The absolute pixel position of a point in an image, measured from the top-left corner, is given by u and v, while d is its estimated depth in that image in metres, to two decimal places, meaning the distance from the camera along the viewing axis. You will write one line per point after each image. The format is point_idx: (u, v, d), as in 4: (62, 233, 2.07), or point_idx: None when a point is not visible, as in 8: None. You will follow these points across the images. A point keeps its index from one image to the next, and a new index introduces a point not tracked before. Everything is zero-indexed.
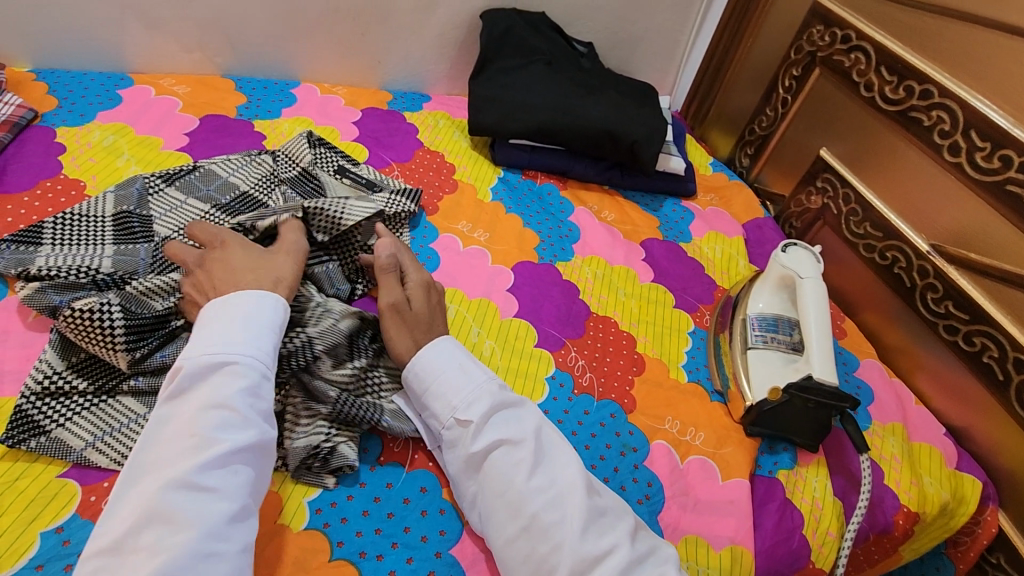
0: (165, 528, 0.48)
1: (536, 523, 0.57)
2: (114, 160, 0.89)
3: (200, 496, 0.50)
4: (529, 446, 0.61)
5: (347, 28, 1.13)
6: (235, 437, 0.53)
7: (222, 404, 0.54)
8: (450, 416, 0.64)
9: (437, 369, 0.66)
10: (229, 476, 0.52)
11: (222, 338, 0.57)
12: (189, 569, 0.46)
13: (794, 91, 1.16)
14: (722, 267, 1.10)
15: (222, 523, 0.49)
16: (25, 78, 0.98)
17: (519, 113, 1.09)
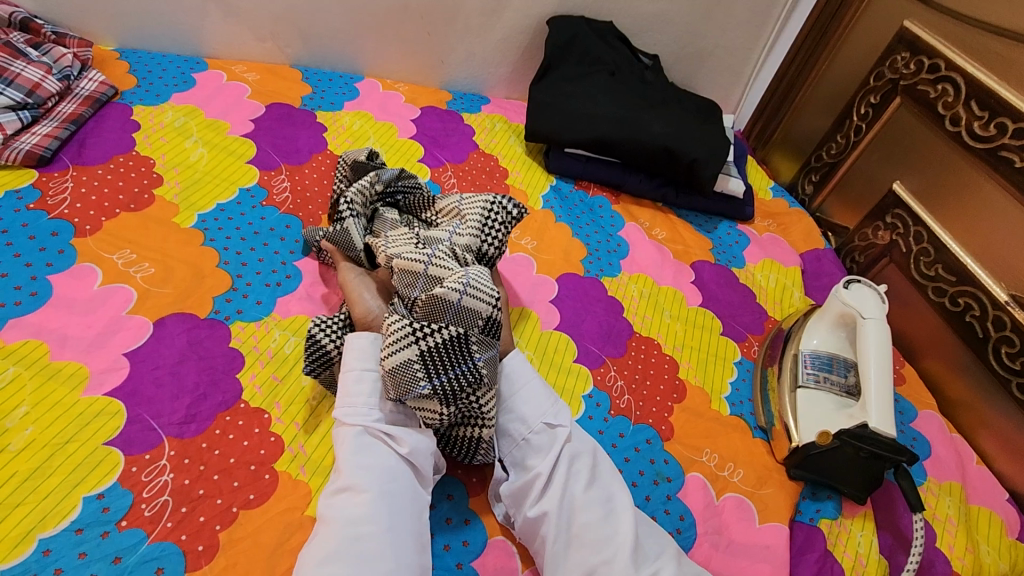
0: (326, 527, 0.54)
1: (596, 532, 0.59)
2: (183, 141, 0.92)
3: (343, 496, 0.56)
4: (594, 460, 0.64)
5: (414, 27, 1.15)
6: (352, 443, 0.59)
7: (342, 427, 0.61)
8: (536, 420, 0.66)
9: (525, 375, 0.69)
10: (364, 472, 0.57)
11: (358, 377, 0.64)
12: (342, 552, 0.52)
13: (870, 120, 1.11)
14: (775, 296, 1.05)
15: (359, 509, 0.55)
16: (109, 56, 1.03)
17: (578, 123, 1.08)
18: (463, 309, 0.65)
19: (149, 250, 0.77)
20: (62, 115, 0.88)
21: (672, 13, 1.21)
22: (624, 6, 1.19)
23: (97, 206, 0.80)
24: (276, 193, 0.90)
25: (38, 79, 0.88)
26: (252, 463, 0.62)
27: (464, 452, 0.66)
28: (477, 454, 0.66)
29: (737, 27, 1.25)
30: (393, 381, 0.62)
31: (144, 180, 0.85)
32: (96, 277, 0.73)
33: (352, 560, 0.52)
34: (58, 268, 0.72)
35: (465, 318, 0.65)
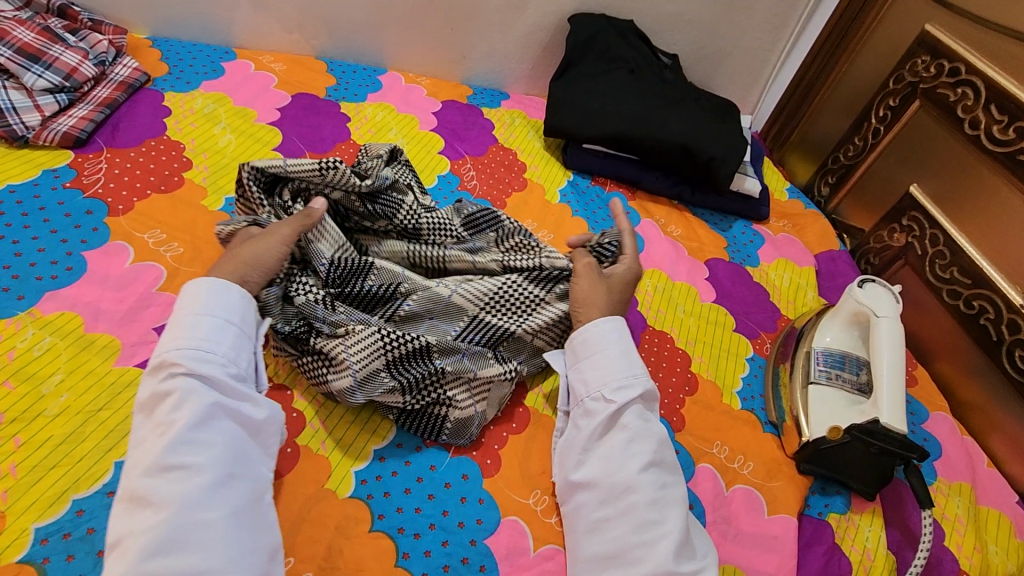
0: (149, 509, 0.50)
1: (636, 514, 0.60)
2: (212, 127, 0.95)
3: (175, 476, 0.52)
4: (654, 446, 0.64)
5: (438, 21, 1.17)
6: (195, 414, 0.54)
7: (176, 394, 0.56)
8: (599, 390, 0.67)
9: (603, 345, 0.69)
10: (192, 448, 0.53)
11: (198, 336, 0.59)
12: (178, 541, 0.49)
13: (888, 122, 1.11)
14: (788, 295, 1.06)
15: (202, 493, 0.51)
16: (142, 43, 1.06)
17: (596, 119, 1.09)
18: (437, 324, 0.73)
19: (179, 231, 0.80)
20: (97, 98, 0.91)
21: (692, 13, 1.22)
22: (645, 5, 1.20)
23: (129, 186, 0.82)
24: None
25: (75, 63, 0.91)
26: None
27: (426, 433, 0.68)
28: (440, 435, 0.68)
29: (757, 28, 1.26)
30: (364, 381, 0.66)
31: (174, 163, 0.88)
32: (128, 255, 0.75)
33: (189, 547, 0.49)
34: (92, 245, 0.75)
35: (444, 320, 0.73)
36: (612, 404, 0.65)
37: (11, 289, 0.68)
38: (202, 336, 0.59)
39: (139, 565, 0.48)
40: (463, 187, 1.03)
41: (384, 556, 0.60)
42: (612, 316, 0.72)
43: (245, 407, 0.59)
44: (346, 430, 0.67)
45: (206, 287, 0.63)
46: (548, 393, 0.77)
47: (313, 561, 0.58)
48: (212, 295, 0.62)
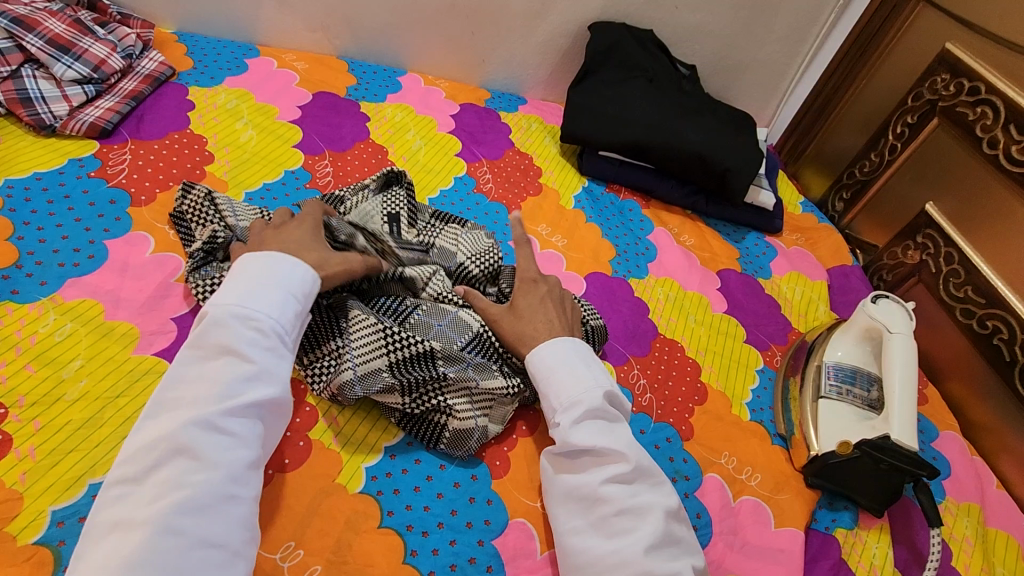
0: (188, 465, 0.50)
1: (606, 525, 0.59)
2: (234, 122, 0.96)
3: (222, 440, 0.52)
4: (616, 457, 0.61)
5: (459, 25, 1.18)
6: (256, 390, 0.55)
7: (246, 359, 0.55)
8: (552, 416, 0.66)
9: (550, 367, 0.68)
10: (243, 421, 0.54)
11: (252, 296, 0.59)
12: (210, 509, 0.50)
13: (905, 139, 1.10)
14: (800, 309, 1.06)
15: (240, 469, 0.52)
16: (168, 38, 1.07)
17: (614, 126, 1.09)
18: (446, 331, 0.72)
19: None
20: (123, 91, 0.92)
21: (712, 24, 1.23)
22: (666, 15, 1.21)
23: (153, 178, 0.84)
24: (319, 177, 0.94)
25: (104, 56, 0.92)
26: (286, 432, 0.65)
27: (426, 439, 0.68)
28: (439, 443, 0.68)
29: (776, 42, 1.27)
30: (363, 380, 0.66)
31: (196, 156, 0.89)
32: (149, 244, 0.76)
33: (216, 517, 0.50)
34: (115, 234, 0.76)
35: (443, 336, 0.72)
36: (562, 429, 0.64)
37: (35, 274, 0.69)
38: (268, 301, 0.59)
39: (168, 521, 0.47)
40: (479, 190, 1.04)
41: (392, 553, 0.60)
42: (558, 338, 0.70)
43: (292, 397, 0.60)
44: (356, 426, 0.68)
45: (285, 263, 0.62)
46: None
47: (322, 554, 0.59)
48: (294, 280, 0.62)
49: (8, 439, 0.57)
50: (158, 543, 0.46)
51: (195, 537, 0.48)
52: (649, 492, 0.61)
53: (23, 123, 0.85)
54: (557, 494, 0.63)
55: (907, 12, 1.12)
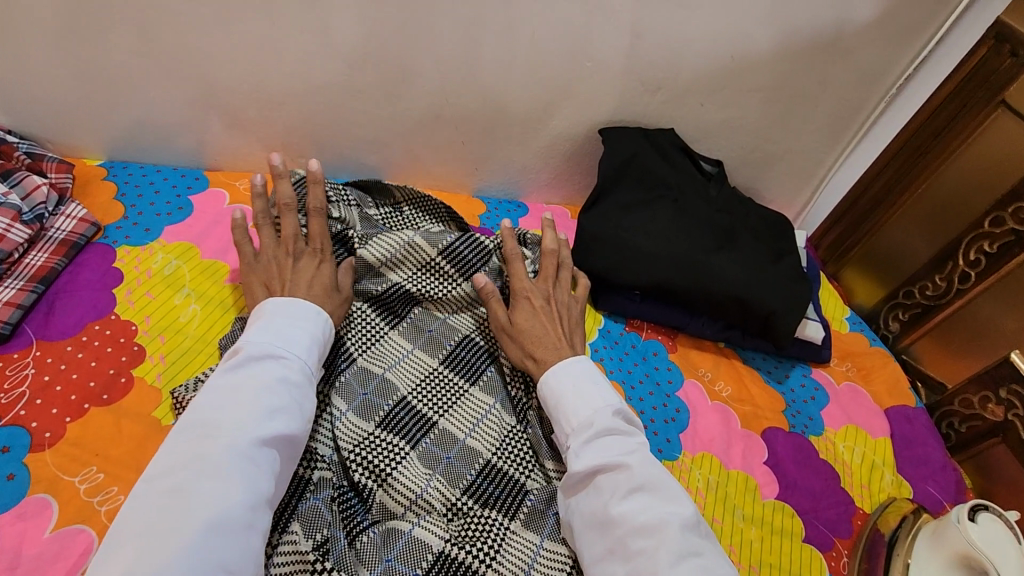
0: (216, 484, 0.53)
1: (623, 549, 0.60)
2: (173, 296, 0.78)
3: (249, 465, 0.55)
4: (629, 472, 0.64)
5: (446, 136, 1.00)
6: (281, 424, 0.59)
7: (276, 391, 0.60)
8: (565, 438, 0.70)
9: (559, 393, 0.72)
10: (267, 451, 0.57)
11: (281, 335, 0.65)
12: (235, 534, 0.52)
13: (982, 269, 0.95)
14: (861, 478, 0.89)
15: (260, 501, 0.55)
16: (95, 175, 0.89)
17: (635, 262, 0.92)
18: (397, 565, 0.62)
19: (120, 467, 0.63)
20: (30, 269, 0.74)
21: (742, 119, 1.05)
22: (689, 113, 1.03)
23: (62, 400, 0.66)
24: None
25: (1, 229, 0.74)
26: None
27: None
28: None
29: (815, 134, 1.09)
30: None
31: (122, 356, 0.71)
32: (51, 515, 0.59)
33: (235, 549, 0.51)
34: (5, 504, 0.59)
35: (391, 575, 0.61)
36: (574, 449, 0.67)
37: None
38: (293, 341, 0.65)
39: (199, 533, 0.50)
40: None
41: None
42: (560, 360, 0.75)
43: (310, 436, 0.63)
44: None
45: (309, 312, 0.69)
46: None
47: None
48: (320, 327, 0.69)
49: None
50: (192, 555, 0.49)
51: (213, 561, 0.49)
52: (664, 505, 0.62)
53: None
54: (581, 527, 0.65)
55: (980, 116, 0.95)
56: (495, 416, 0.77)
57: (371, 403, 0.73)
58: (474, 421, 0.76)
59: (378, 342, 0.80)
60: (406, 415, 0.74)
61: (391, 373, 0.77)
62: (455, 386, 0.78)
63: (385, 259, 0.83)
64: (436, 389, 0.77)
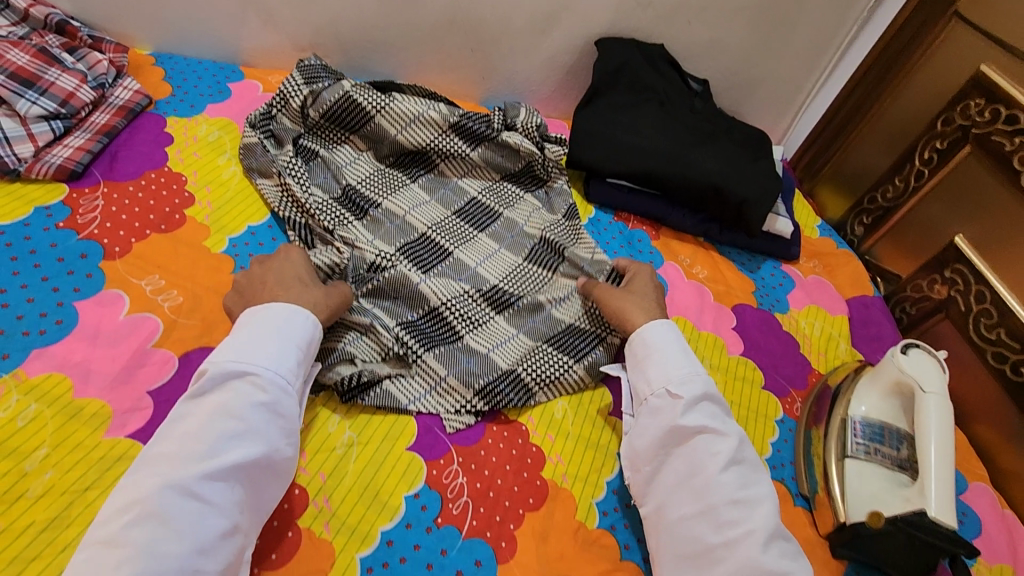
0: (159, 528, 0.51)
1: (715, 515, 0.63)
2: (216, 157, 0.90)
3: (194, 504, 0.53)
4: (732, 443, 0.67)
5: (456, 43, 1.10)
6: (240, 449, 0.56)
7: (240, 415, 0.57)
8: (662, 387, 0.72)
9: (662, 345, 0.75)
10: (222, 486, 0.55)
11: (254, 348, 0.62)
12: None
13: (933, 165, 1.03)
14: (819, 347, 1.01)
15: (212, 539, 0.52)
16: (145, 61, 1.00)
17: (623, 154, 1.02)
18: (409, 339, 0.77)
19: (179, 277, 0.75)
20: (95, 125, 0.85)
21: (727, 39, 1.15)
22: (678, 29, 1.13)
23: (128, 226, 0.77)
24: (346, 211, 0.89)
25: (72, 88, 0.85)
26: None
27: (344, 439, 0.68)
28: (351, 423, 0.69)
29: (794, 57, 1.19)
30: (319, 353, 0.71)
31: (176, 199, 0.82)
32: (124, 305, 0.70)
33: None
34: (86, 293, 0.70)
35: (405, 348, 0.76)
36: (680, 401, 0.70)
37: None
38: (272, 350, 0.62)
39: None
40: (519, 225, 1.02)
41: None
42: (667, 321, 0.78)
43: (286, 451, 0.60)
44: (351, 508, 0.63)
45: (287, 312, 0.66)
46: (567, 464, 0.73)
47: None
48: (303, 332, 0.66)
49: None
50: None
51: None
52: (757, 486, 0.66)
53: None
54: (662, 477, 0.68)
55: (938, 28, 1.04)
56: (504, 254, 0.91)
57: (397, 233, 0.89)
58: (484, 256, 0.90)
59: (403, 190, 0.95)
60: (426, 241, 0.89)
61: (412, 214, 0.92)
62: (466, 230, 0.93)
63: (394, 123, 0.95)
64: (451, 229, 0.92)
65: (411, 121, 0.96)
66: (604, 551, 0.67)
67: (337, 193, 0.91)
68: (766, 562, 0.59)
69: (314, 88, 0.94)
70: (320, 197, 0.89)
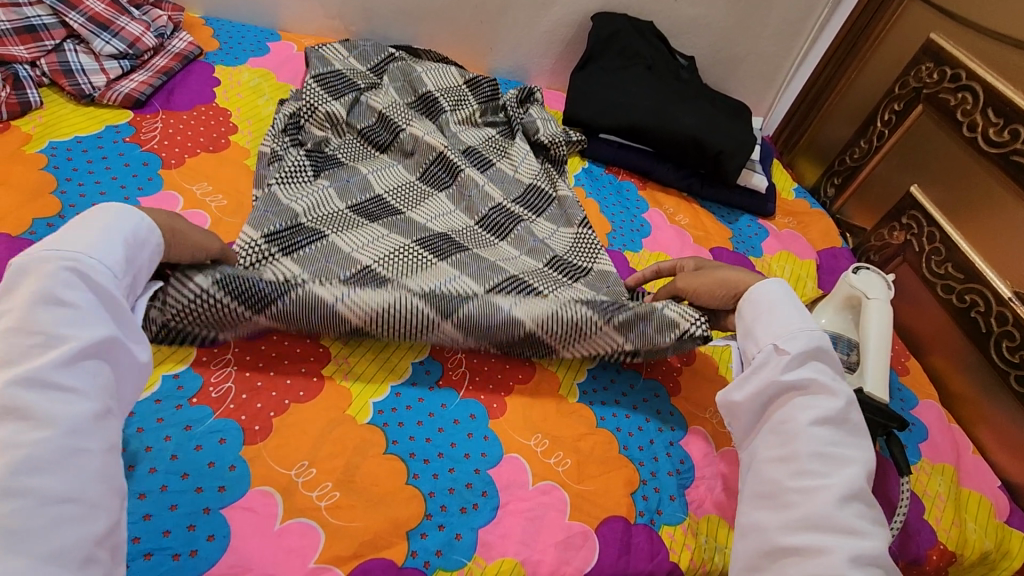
0: (19, 423, 0.44)
1: (797, 462, 0.62)
2: (256, 99, 1.03)
3: (55, 392, 0.46)
4: (840, 401, 0.64)
5: (468, 15, 1.24)
6: (87, 330, 0.50)
7: (71, 301, 0.50)
8: (768, 344, 0.71)
9: (777, 304, 0.73)
10: (79, 370, 0.49)
11: (64, 241, 0.54)
12: (57, 464, 0.44)
13: (892, 125, 1.16)
14: (789, 285, 1.11)
15: (86, 421, 0.47)
16: (196, 22, 1.14)
17: (613, 111, 1.16)
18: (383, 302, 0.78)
19: (225, 187, 0.88)
20: (155, 66, 0.99)
21: (710, 17, 1.28)
22: (666, 7, 1.27)
23: (182, 145, 0.90)
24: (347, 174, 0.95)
25: (139, 34, 0.99)
26: (272, 371, 0.70)
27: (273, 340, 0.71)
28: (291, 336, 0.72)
29: (772, 35, 1.31)
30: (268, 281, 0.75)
31: (221, 128, 0.96)
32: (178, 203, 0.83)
33: (67, 473, 0.45)
34: (148, 192, 0.82)
35: (378, 308, 0.77)
36: (781, 356, 0.68)
37: None
38: (91, 240, 0.55)
39: (10, 482, 0.42)
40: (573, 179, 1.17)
41: (396, 475, 0.65)
42: (780, 282, 0.76)
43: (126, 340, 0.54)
44: (366, 366, 0.74)
45: (106, 210, 0.59)
46: None
47: (332, 473, 0.64)
48: (118, 224, 0.58)
49: None
50: (4, 510, 0.41)
51: (46, 496, 0.43)
52: (853, 448, 0.62)
53: (64, 93, 0.92)
54: (761, 430, 0.69)
55: (895, 6, 1.18)
56: (524, 260, 0.90)
57: (414, 230, 0.88)
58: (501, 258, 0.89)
59: (429, 200, 0.95)
60: (444, 236, 0.89)
61: (434, 222, 0.92)
62: (487, 238, 0.93)
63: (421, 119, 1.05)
64: (472, 237, 0.92)
65: (436, 132, 1.04)
66: (582, 418, 0.77)
67: (341, 180, 0.93)
68: (838, 517, 0.57)
69: (339, 101, 1.02)
70: (322, 187, 0.90)
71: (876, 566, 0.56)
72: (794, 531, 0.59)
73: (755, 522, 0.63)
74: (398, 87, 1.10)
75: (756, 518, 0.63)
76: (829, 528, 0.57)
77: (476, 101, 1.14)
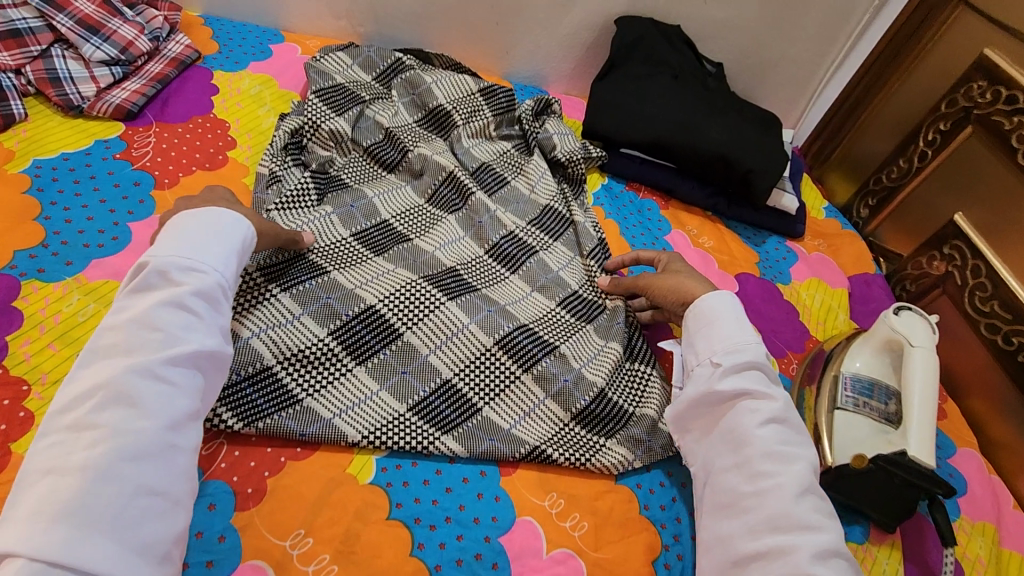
0: (128, 411, 0.51)
1: (750, 466, 0.64)
2: (257, 109, 0.96)
3: (161, 386, 0.53)
4: (777, 405, 0.67)
5: (484, 16, 1.17)
6: (193, 340, 0.56)
7: (186, 307, 0.57)
8: (707, 357, 0.73)
9: (716, 315, 0.75)
10: (185, 372, 0.55)
11: (186, 245, 0.60)
12: (153, 456, 0.51)
13: (936, 146, 1.08)
14: (818, 316, 1.05)
15: (182, 418, 0.54)
16: (195, 21, 1.08)
17: (636, 124, 1.09)
18: (388, 357, 0.72)
19: None
20: (150, 73, 0.93)
21: (742, 22, 1.20)
22: (694, 9, 1.18)
23: (176, 162, 0.84)
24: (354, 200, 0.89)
25: (132, 37, 0.92)
26: None
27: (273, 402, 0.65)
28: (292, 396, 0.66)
29: (807, 41, 1.23)
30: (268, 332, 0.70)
31: (219, 142, 0.89)
32: None
33: (155, 467, 0.51)
34: (138, 217, 0.77)
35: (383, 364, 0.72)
36: (720, 367, 0.70)
37: (60, 254, 0.70)
38: (205, 249, 0.61)
39: (112, 464, 0.49)
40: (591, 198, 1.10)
41: (400, 544, 0.60)
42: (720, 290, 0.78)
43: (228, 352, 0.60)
44: None
45: (224, 216, 0.64)
46: None
47: (330, 542, 0.59)
48: (234, 232, 0.64)
49: (30, 416, 0.59)
50: (99, 491, 0.48)
51: (133, 486, 0.49)
52: (801, 447, 0.66)
53: (51, 103, 0.86)
54: (708, 438, 0.71)
55: (944, 15, 1.09)
56: (537, 298, 0.85)
57: (420, 267, 0.83)
58: (514, 299, 0.84)
59: (436, 226, 0.89)
60: (451, 272, 0.84)
61: (442, 251, 0.86)
62: (497, 271, 0.87)
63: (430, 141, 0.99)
64: (482, 270, 0.86)
65: (444, 152, 0.99)
66: (599, 474, 0.72)
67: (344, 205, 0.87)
68: (796, 514, 0.59)
69: (343, 117, 0.96)
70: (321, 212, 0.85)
71: (836, 557, 0.59)
72: (758, 535, 0.61)
73: (720, 531, 0.64)
74: (406, 101, 1.04)
75: (720, 529, 0.64)
76: (795, 527, 0.59)
77: (491, 111, 1.07)
